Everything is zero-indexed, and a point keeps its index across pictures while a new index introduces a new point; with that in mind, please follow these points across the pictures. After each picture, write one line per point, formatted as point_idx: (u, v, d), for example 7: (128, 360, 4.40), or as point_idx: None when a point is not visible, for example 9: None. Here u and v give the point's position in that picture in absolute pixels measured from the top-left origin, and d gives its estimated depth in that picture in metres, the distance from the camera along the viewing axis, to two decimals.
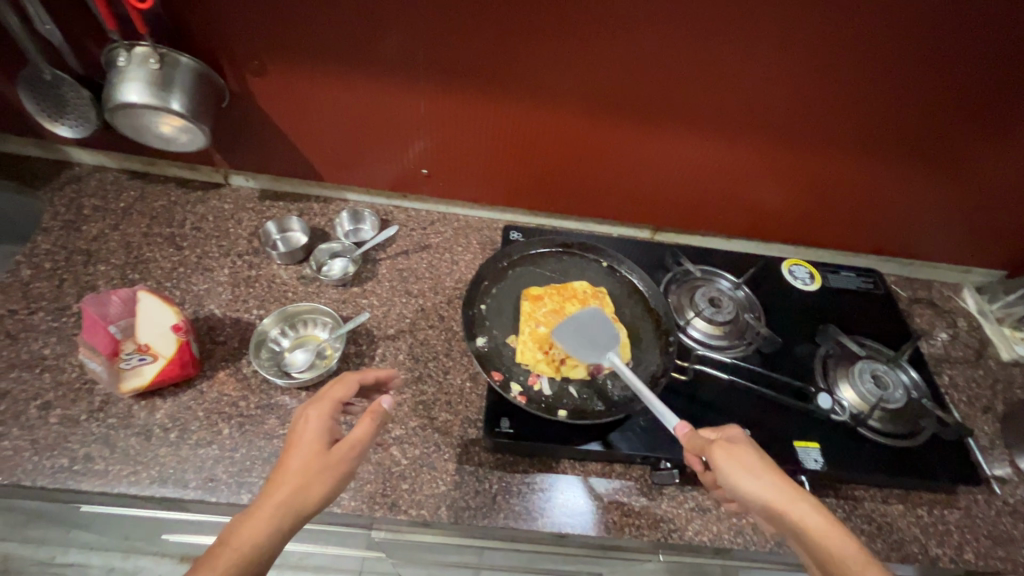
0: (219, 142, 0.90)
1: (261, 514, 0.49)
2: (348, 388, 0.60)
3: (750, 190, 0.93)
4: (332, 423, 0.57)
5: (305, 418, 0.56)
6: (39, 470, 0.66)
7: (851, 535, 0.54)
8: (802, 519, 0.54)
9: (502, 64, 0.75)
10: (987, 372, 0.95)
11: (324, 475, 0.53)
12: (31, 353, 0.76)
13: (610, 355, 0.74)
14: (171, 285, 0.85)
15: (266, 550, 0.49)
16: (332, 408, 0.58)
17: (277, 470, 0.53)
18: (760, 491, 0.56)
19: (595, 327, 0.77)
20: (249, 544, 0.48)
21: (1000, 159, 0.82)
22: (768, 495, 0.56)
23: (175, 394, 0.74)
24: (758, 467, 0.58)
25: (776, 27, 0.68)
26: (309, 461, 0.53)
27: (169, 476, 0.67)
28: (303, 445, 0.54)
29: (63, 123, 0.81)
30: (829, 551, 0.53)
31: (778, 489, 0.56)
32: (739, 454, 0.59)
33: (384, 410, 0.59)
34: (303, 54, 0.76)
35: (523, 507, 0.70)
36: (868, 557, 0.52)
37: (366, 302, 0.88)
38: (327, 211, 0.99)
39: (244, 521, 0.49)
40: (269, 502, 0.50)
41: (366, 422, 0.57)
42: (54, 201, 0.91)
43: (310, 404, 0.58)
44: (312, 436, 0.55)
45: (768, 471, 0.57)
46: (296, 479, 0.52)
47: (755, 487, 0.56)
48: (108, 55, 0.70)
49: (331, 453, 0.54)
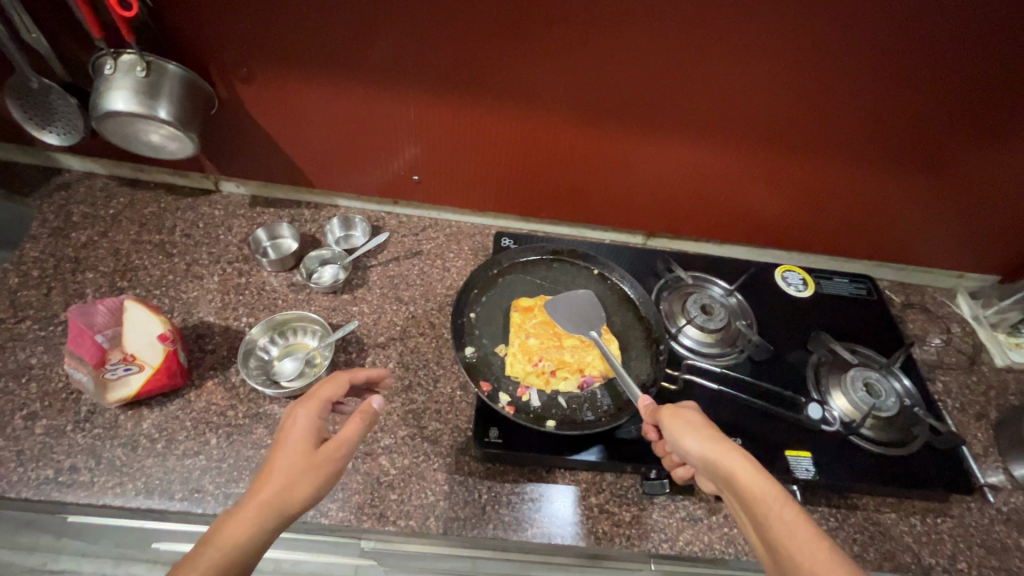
0: (209, 149, 0.90)
1: (246, 513, 0.49)
2: (337, 387, 0.60)
3: (742, 196, 0.92)
4: (320, 422, 0.56)
5: (293, 417, 0.56)
6: (24, 482, 0.65)
7: (778, 486, 0.53)
8: (730, 466, 0.55)
9: (491, 69, 0.75)
10: (981, 378, 0.95)
11: (310, 476, 0.52)
12: (18, 362, 0.75)
13: (592, 333, 0.80)
14: (160, 293, 0.85)
15: (251, 549, 0.48)
16: (320, 408, 0.57)
17: (263, 471, 0.52)
18: (694, 443, 0.58)
19: (584, 307, 0.83)
20: (231, 543, 0.47)
21: (992, 164, 0.82)
22: (703, 449, 0.58)
23: (162, 404, 0.74)
24: (701, 425, 0.60)
25: (767, 31, 0.67)
26: (295, 461, 0.52)
27: (156, 487, 0.67)
28: (290, 445, 0.54)
29: (51, 131, 0.80)
30: (754, 495, 0.53)
31: (712, 440, 0.58)
32: (684, 414, 0.62)
33: (374, 409, 0.58)
34: (290, 61, 0.75)
35: (512, 517, 0.70)
36: (790, 506, 0.51)
37: (356, 309, 0.88)
38: (318, 217, 0.98)
39: (227, 521, 0.48)
40: (254, 502, 0.49)
41: (355, 422, 0.56)
42: (43, 209, 0.91)
43: (299, 403, 0.58)
44: (298, 436, 0.55)
45: (708, 428, 0.60)
46: (282, 479, 0.51)
47: (691, 440, 0.59)
48: (95, 63, 0.70)
49: (318, 453, 0.53)
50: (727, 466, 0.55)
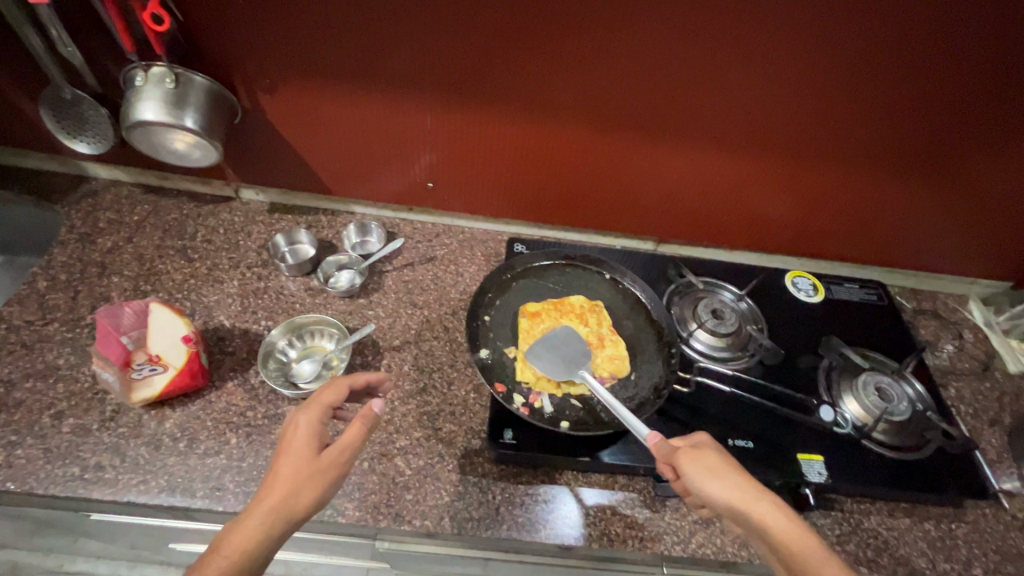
0: (230, 158, 0.92)
1: (251, 522, 0.51)
2: (337, 393, 0.61)
3: (752, 202, 0.94)
4: (321, 428, 0.58)
5: (295, 424, 0.57)
6: (51, 478, 0.67)
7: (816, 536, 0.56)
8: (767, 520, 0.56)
9: (505, 79, 0.77)
10: (994, 384, 0.94)
11: (315, 481, 0.54)
12: (46, 363, 0.77)
13: (581, 371, 0.75)
14: (182, 297, 0.87)
15: (260, 553, 0.50)
16: (321, 414, 0.59)
17: (268, 477, 0.53)
18: (725, 495, 0.58)
19: (567, 343, 0.79)
20: (240, 551, 0.49)
21: (999, 169, 0.82)
22: (733, 499, 0.57)
23: (184, 404, 0.76)
24: (723, 469, 0.60)
25: (776, 41, 0.69)
26: (298, 467, 0.54)
27: (178, 485, 0.68)
28: (293, 450, 0.55)
29: (81, 141, 0.84)
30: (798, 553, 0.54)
31: (741, 488, 0.58)
32: (702, 456, 0.61)
33: (375, 414, 0.59)
34: (312, 72, 0.78)
35: (526, 518, 0.71)
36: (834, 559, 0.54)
37: (372, 313, 0.90)
38: (334, 223, 1.01)
39: (235, 529, 0.50)
40: (262, 509, 0.51)
41: (356, 427, 0.57)
42: (70, 215, 0.94)
43: (299, 410, 0.59)
44: (302, 442, 0.56)
45: (733, 473, 0.60)
46: (286, 485, 0.53)
47: (721, 489, 0.58)
48: (126, 75, 0.73)
49: (321, 459, 0.55)
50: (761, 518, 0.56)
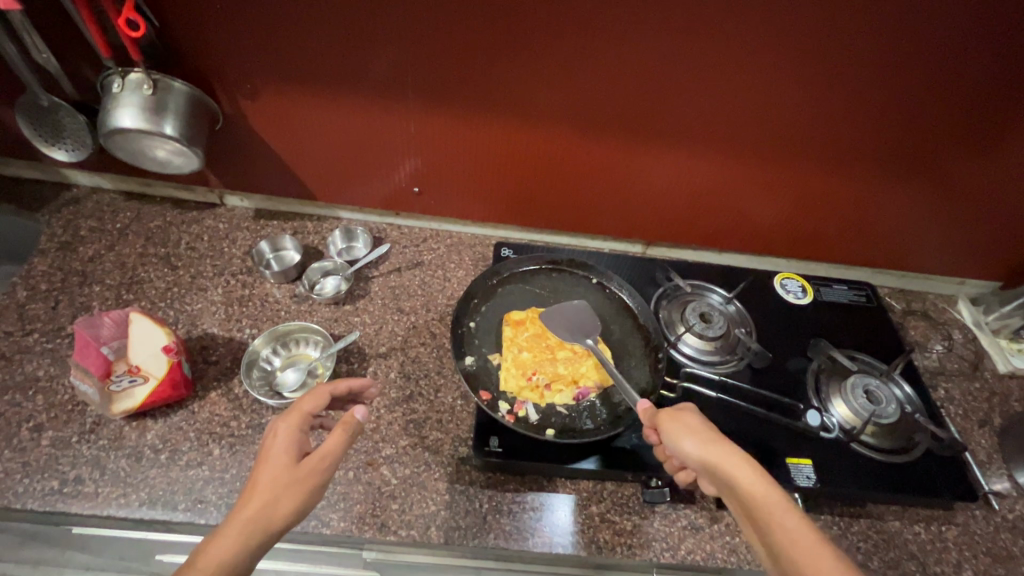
0: (214, 164, 0.91)
1: (229, 533, 0.49)
2: (318, 401, 0.61)
3: (739, 205, 0.93)
4: (301, 436, 0.57)
5: (274, 432, 0.56)
6: (30, 493, 0.66)
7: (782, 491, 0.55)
8: (733, 473, 0.56)
9: (489, 82, 0.76)
10: (983, 384, 0.94)
11: (294, 490, 0.52)
12: (25, 374, 0.76)
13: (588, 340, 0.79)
14: (165, 305, 0.86)
15: (236, 567, 0.48)
16: (302, 422, 0.58)
17: (247, 488, 0.52)
18: (695, 449, 0.59)
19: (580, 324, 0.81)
20: (216, 563, 0.47)
21: (987, 169, 0.82)
22: (703, 453, 0.58)
23: (166, 414, 0.75)
24: (701, 429, 0.61)
25: (759, 43, 0.69)
26: (279, 476, 0.53)
27: (159, 498, 0.67)
28: (273, 460, 0.54)
29: (60, 148, 0.83)
30: (763, 508, 0.53)
31: (714, 446, 0.59)
32: (682, 418, 0.62)
33: (357, 421, 0.59)
34: (294, 77, 0.77)
35: (513, 527, 0.70)
36: (797, 513, 0.53)
37: (357, 320, 0.89)
38: (320, 229, 1.00)
39: (212, 540, 0.48)
40: (238, 519, 0.49)
41: (338, 433, 0.57)
42: (51, 223, 0.93)
43: (279, 418, 0.58)
44: (280, 451, 0.55)
45: (708, 432, 0.60)
46: (266, 494, 0.51)
47: (692, 447, 0.59)
48: (103, 81, 0.72)
49: (301, 467, 0.54)
50: (734, 476, 0.56)
